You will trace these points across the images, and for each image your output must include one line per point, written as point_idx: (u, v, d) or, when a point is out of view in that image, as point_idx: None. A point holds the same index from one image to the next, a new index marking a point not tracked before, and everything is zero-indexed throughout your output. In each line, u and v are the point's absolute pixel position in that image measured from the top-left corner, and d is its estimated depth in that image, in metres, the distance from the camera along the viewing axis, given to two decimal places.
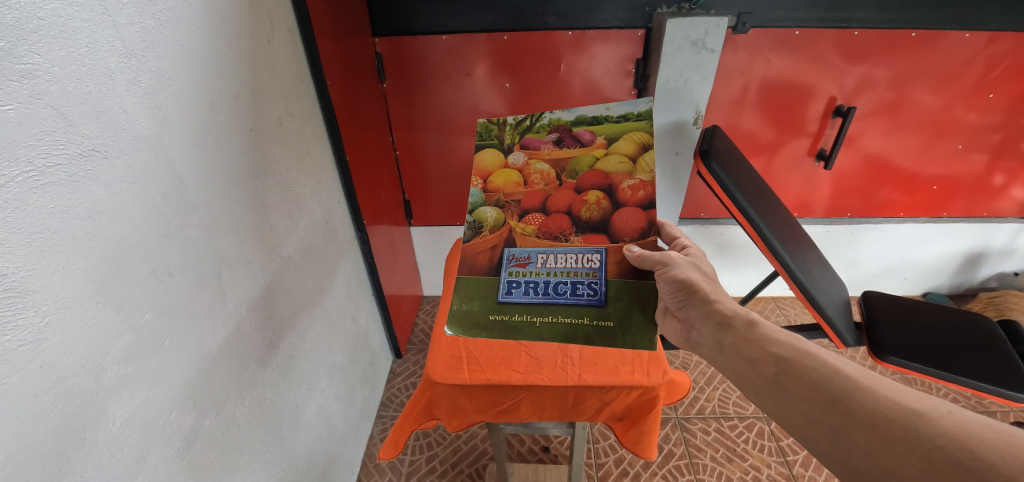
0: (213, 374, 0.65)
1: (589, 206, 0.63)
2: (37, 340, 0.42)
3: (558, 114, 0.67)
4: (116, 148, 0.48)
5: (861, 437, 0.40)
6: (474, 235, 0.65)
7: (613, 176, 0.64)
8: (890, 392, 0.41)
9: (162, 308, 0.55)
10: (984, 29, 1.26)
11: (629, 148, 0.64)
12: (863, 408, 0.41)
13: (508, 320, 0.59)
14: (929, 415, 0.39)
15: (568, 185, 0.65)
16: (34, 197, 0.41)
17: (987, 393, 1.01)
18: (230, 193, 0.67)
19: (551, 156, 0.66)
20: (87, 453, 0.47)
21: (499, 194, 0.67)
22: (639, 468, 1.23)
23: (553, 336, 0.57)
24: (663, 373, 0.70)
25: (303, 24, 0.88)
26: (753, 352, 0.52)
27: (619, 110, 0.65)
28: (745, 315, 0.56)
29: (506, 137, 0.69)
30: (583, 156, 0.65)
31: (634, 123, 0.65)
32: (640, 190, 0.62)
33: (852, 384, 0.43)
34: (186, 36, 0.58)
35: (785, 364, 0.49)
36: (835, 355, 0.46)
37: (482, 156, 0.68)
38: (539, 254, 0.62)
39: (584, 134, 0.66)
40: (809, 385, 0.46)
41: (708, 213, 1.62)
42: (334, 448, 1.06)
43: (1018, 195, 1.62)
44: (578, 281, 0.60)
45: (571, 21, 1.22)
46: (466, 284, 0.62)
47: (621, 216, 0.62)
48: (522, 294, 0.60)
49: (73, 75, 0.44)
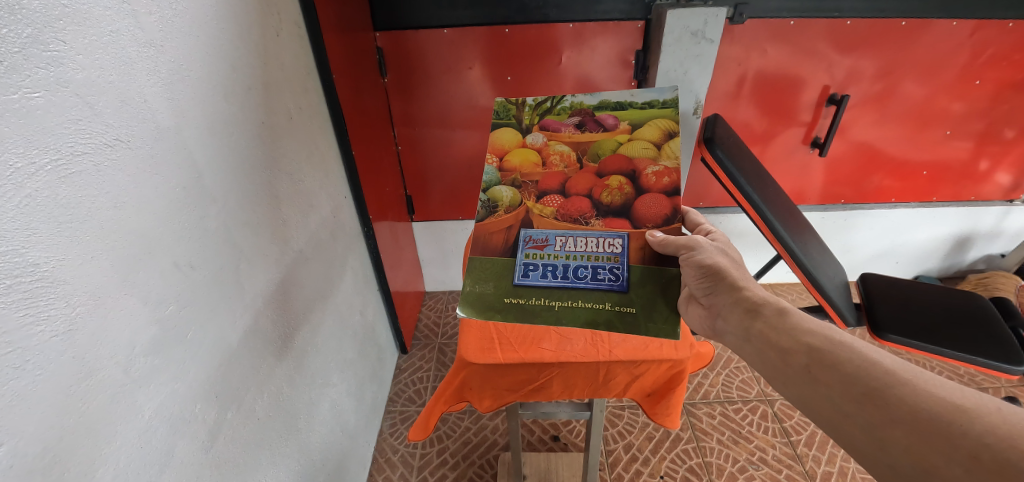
0: (232, 368, 0.64)
1: (611, 190, 0.64)
2: (68, 331, 0.41)
3: (581, 97, 0.68)
4: (138, 138, 0.48)
5: (896, 431, 0.41)
6: (487, 215, 0.64)
7: (636, 162, 0.65)
8: (931, 387, 0.42)
9: (185, 299, 0.55)
10: (970, 17, 1.30)
11: (653, 134, 0.65)
12: (902, 402, 0.42)
13: (525, 303, 0.59)
14: (975, 411, 0.39)
15: (589, 168, 0.66)
16: (63, 187, 0.41)
17: (985, 368, 1.05)
18: (244, 186, 0.67)
19: (571, 139, 0.68)
20: (117, 446, 0.46)
21: (515, 174, 0.67)
22: (648, 453, 1.26)
23: (574, 322, 0.57)
24: (689, 347, 0.71)
25: (309, 17, 0.88)
26: (783, 341, 0.52)
27: (644, 96, 0.66)
28: (772, 302, 0.57)
29: (524, 117, 0.69)
30: (605, 141, 0.67)
31: (660, 110, 0.65)
32: (665, 177, 0.63)
33: (890, 378, 0.44)
34: (201, 27, 0.58)
35: (817, 354, 0.49)
36: (874, 348, 0.47)
37: (499, 134, 0.68)
38: (558, 237, 0.63)
39: (607, 119, 0.67)
40: (842, 376, 0.46)
41: (706, 203, 1.66)
42: (346, 443, 1.05)
43: (1002, 179, 1.68)
44: (599, 265, 0.60)
45: (571, 14, 1.23)
46: (478, 266, 0.61)
47: (645, 202, 0.63)
48: (539, 277, 0.60)
49: (96, 64, 0.44)
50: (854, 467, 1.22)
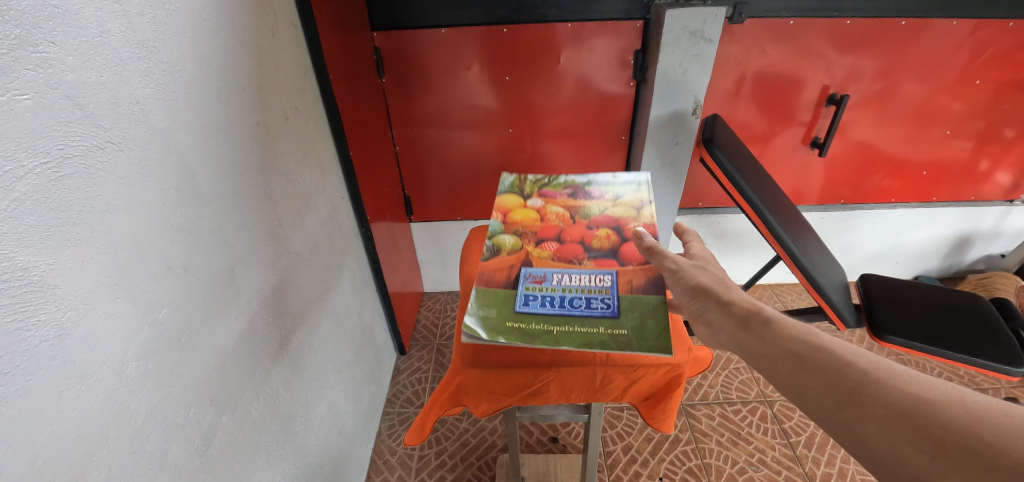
0: (227, 371, 0.64)
1: (600, 238, 0.71)
2: (58, 336, 0.41)
3: (573, 179, 0.84)
4: (130, 140, 0.47)
5: (875, 431, 0.37)
6: (492, 255, 0.70)
7: (621, 220, 0.74)
8: (901, 381, 0.38)
9: (179, 303, 0.54)
10: (971, 17, 1.29)
11: (633, 204, 0.77)
12: (879, 402, 0.38)
13: (525, 328, 0.58)
14: (946, 406, 0.35)
15: (581, 223, 0.74)
16: (53, 190, 0.40)
17: (985, 369, 1.05)
18: (239, 188, 0.67)
19: (566, 204, 0.79)
20: (110, 452, 0.46)
21: (517, 226, 0.75)
22: (647, 455, 1.25)
23: (571, 342, 0.55)
24: (688, 350, 0.71)
25: (305, 17, 0.87)
26: (767, 350, 0.47)
27: (622, 181, 0.83)
28: (758, 309, 0.52)
29: (526, 191, 0.83)
30: (593, 207, 0.78)
31: (634, 190, 0.81)
32: (645, 229, 0.72)
33: (865, 377, 0.40)
34: (194, 27, 0.57)
35: (798, 360, 0.44)
36: (848, 346, 0.43)
37: (505, 200, 0.80)
38: (555, 274, 0.65)
39: (594, 194, 0.81)
40: (821, 379, 0.42)
41: (706, 203, 1.65)
42: (343, 445, 1.05)
43: (1002, 179, 1.68)
44: (593, 296, 0.61)
45: (569, 13, 1.22)
46: (482, 295, 0.63)
47: (631, 247, 0.69)
48: (538, 305, 0.61)
49: (88, 65, 0.43)
50: (854, 468, 1.21)
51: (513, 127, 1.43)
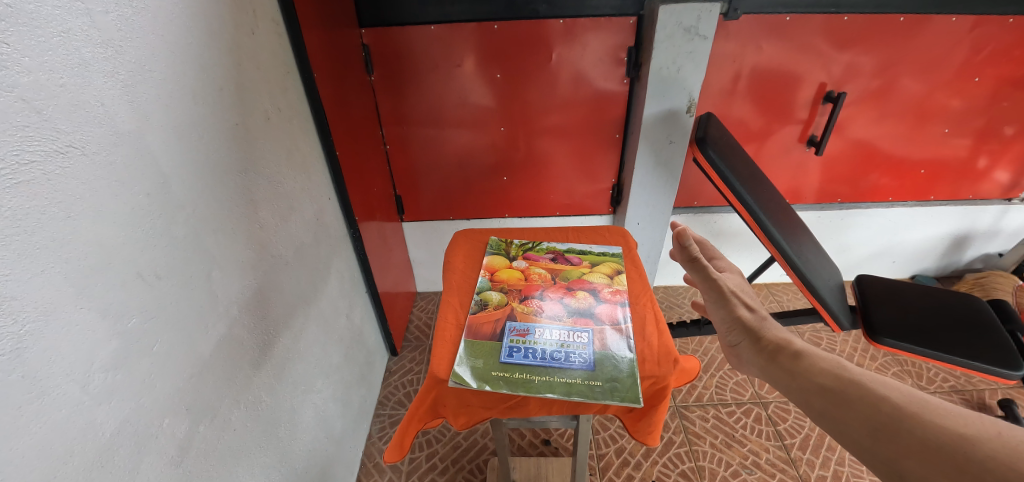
0: (205, 379, 0.62)
1: (578, 298, 0.74)
2: (16, 350, 0.39)
3: (554, 244, 0.89)
4: (94, 144, 0.46)
5: (913, 464, 0.40)
6: (479, 309, 0.72)
7: (596, 283, 0.78)
8: (936, 417, 0.41)
9: (150, 310, 0.53)
10: (971, 13, 1.27)
11: (608, 269, 0.81)
12: (913, 434, 0.41)
13: (509, 378, 0.61)
14: (978, 438, 0.38)
15: (560, 283, 0.78)
16: (8, 197, 0.38)
17: (980, 372, 1.03)
18: (216, 190, 0.65)
19: (548, 266, 0.82)
20: (75, 468, 0.44)
21: (502, 283, 0.78)
22: (640, 458, 1.24)
23: (551, 394, 0.59)
24: (671, 358, 0.64)
25: (287, 13, 0.85)
26: (800, 384, 0.52)
27: (599, 248, 0.88)
28: (793, 344, 0.57)
29: (512, 252, 0.87)
30: (572, 270, 0.81)
31: (609, 257, 0.85)
32: (617, 293, 0.76)
33: (898, 411, 0.43)
34: (165, 24, 0.55)
35: (830, 394, 0.48)
36: (881, 382, 0.46)
37: (492, 259, 0.84)
38: (537, 327, 0.68)
39: (574, 258, 0.85)
40: (855, 412, 0.45)
41: (701, 202, 1.64)
42: (331, 449, 1.04)
43: (1001, 178, 1.66)
44: (571, 351, 0.65)
45: (561, 9, 1.20)
46: (471, 347, 0.66)
47: (605, 308, 0.72)
48: (522, 357, 0.64)
49: (45, 66, 0.41)
50: (848, 470, 1.21)
51: (506, 126, 1.41)
